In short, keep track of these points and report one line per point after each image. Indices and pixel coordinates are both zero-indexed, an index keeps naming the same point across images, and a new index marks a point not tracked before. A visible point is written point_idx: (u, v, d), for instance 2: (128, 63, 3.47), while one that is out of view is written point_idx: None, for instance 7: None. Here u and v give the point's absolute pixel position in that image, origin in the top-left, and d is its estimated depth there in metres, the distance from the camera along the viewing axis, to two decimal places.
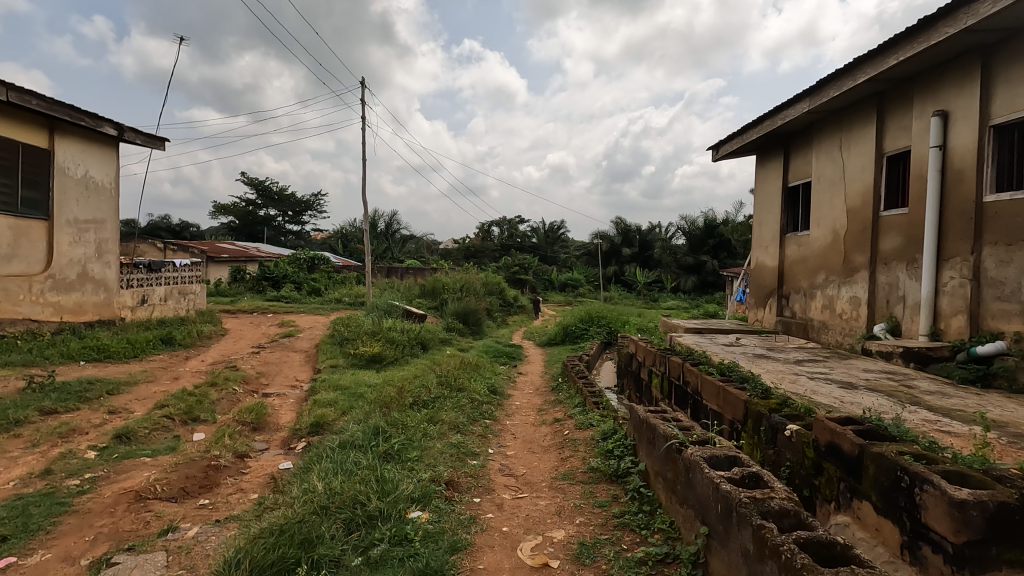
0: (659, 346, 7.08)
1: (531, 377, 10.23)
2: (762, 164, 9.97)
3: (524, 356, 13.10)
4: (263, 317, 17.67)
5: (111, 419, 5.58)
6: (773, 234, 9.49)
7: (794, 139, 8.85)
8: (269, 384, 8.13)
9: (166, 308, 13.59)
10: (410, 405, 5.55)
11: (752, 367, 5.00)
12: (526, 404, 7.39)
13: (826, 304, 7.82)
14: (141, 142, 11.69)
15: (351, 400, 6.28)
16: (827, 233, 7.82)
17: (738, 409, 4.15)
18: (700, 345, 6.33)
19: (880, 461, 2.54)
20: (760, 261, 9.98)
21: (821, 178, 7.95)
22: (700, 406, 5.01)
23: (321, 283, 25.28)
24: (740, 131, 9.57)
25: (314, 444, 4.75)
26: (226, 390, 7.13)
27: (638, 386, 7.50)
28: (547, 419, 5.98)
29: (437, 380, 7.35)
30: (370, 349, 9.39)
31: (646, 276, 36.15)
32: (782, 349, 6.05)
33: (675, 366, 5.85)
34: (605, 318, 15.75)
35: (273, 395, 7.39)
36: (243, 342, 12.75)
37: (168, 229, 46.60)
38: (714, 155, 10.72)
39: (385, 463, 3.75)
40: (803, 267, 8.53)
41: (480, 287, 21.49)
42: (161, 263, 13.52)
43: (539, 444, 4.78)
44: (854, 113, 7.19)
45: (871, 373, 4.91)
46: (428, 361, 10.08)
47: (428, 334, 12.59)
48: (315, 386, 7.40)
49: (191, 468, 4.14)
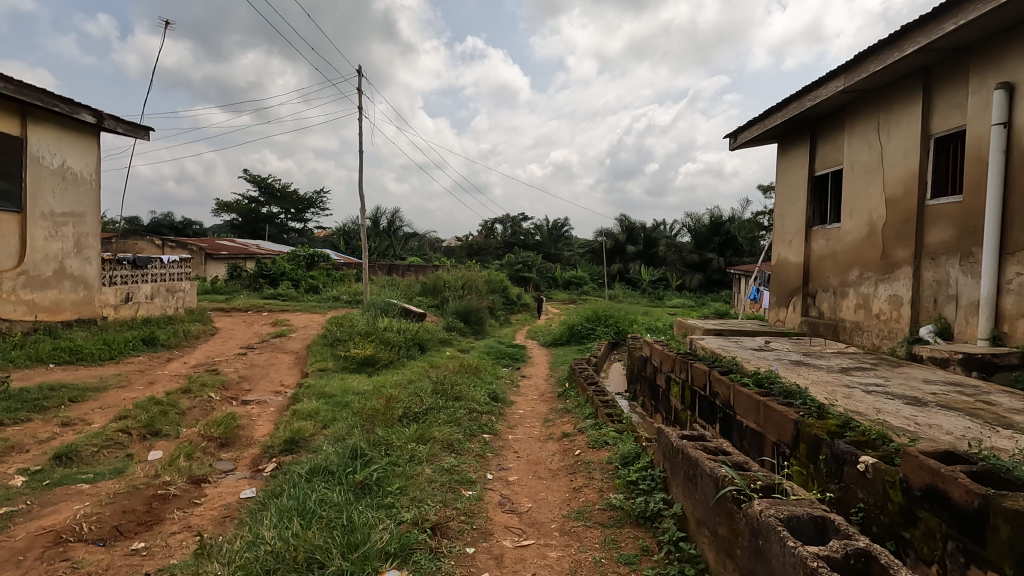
0: (678, 349, 6.39)
1: (536, 381, 9.56)
2: (784, 152, 9.27)
3: (528, 358, 12.42)
4: (258, 315, 17.05)
5: (61, 433, 4.92)
6: (797, 227, 8.79)
7: (823, 123, 8.14)
8: (251, 390, 7.48)
9: (153, 306, 12.97)
10: (398, 419, 4.90)
11: (794, 377, 4.31)
12: (530, 414, 6.71)
13: (861, 304, 7.11)
14: (123, 131, 11.06)
15: (334, 410, 5.62)
16: (861, 225, 7.12)
17: (786, 430, 3.46)
18: (726, 349, 5.63)
19: (1020, 522, 1.86)
20: (783, 257, 9.27)
21: (855, 164, 7.25)
22: (733, 422, 4.32)
23: (320, 280, 24.66)
24: (761, 117, 8.85)
25: (285, 467, 4.08)
26: (200, 398, 6.47)
27: (653, 394, 6.81)
28: (555, 433, 5.30)
29: (432, 387, 6.68)
30: (362, 351, 8.73)
31: (651, 274, 35.47)
32: (821, 354, 5.35)
33: (700, 374, 5.16)
34: (612, 317, 15.06)
35: (253, 402, 6.73)
36: (233, 342, 12.11)
37: (171, 226, 46.32)
38: (731, 143, 10.02)
39: (359, 498, 3.08)
40: (833, 263, 7.83)
41: (483, 285, 20.86)
42: (147, 259, 12.89)
43: (547, 467, 4.10)
44: (896, 91, 6.47)
45: (933, 383, 4.21)
46: (425, 364, 9.41)
47: (427, 334, 11.94)
48: (299, 393, 6.74)
49: (132, 499, 3.47)
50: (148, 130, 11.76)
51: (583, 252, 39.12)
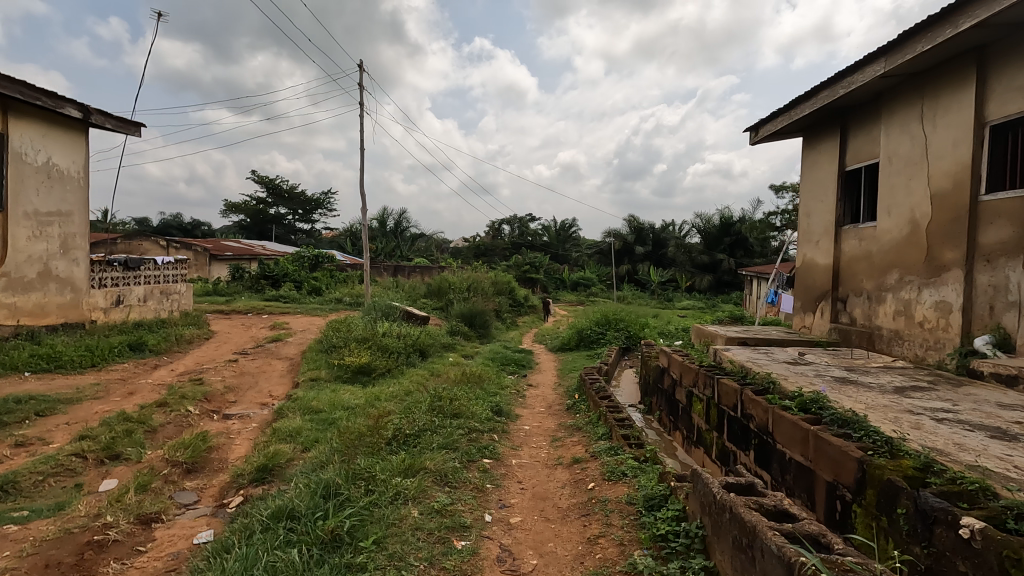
0: (700, 361, 5.78)
1: (543, 391, 8.97)
2: (810, 146, 8.65)
3: (535, 364, 11.83)
4: (257, 318, 16.56)
5: (10, 457, 4.39)
6: (825, 226, 8.16)
7: (854, 112, 7.51)
8: (236, 402, 6.94)
9: (146, 309, 12.50)
10: (386, 443, 4.33)
11: (844, 398, 3.70)
12: (536, 431, 6.11)
13: (901, 311, 6.47)
14: (112, 126, 10.62)
15: (319, 430, 5.06)
16: (901, 223, 6.49)
17: (847, 469, 2.86)
18: (756, 363, 5.02)
19: None
20: (809, 258, 8.62)
21: (894, 156, 6.62)
22: (774, 450, 3.72)
23: (323, 282, 24.20)
24: (786, 108, 8.22)
25: (251, 502, 3.53)
26: (176, 412, 5.93)
27: (673, 409, 6.20)
28: (564, 458, 4.71)
29: (429, 401, 6.11)
30: (357, 358, 8.18)
31: (660, 275, 34.76)
32: (866, 369, 4.73)
33: (729, 392, 4.55)
34: (622, 321, 14.42)
35: (235, 417, 6.19)
36: (226, 347, 11.60)
37: (179, 226, 46.20)
38: (751, 137, 9.38)
39: (325, 560, 2.51)
40: (867, 266, 7.19)
41: (489, 287, 20.30)
42: (140, 260, 12.42)
43: (556, 505, 3.52)
44: (945, 75, 5.84)
45: (1010, 408, 3.60)
46: (425, 373, 8.85)
47: (428, 339, 11.37)
48: (285, 407, 6.20)
49: (60, 548, 2.91)
50: (140, 126, 11.32)
51: (590, 253, 38.47)
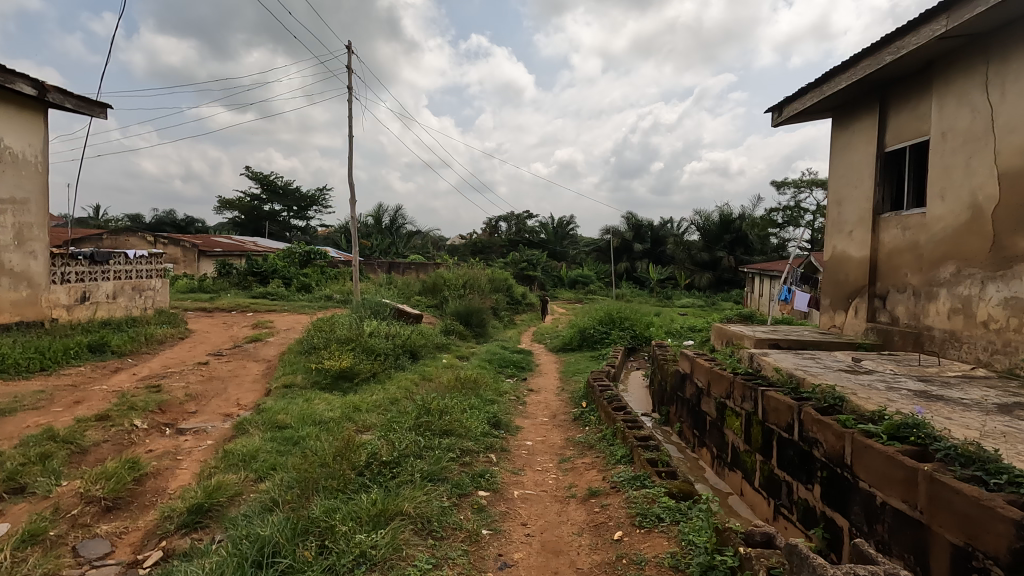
0: (733, 367, 4.94)
1: (545, 397, 8.13)
2: (841, 127, 7.82)
3: (535, 366, 10.98)
4: (241, 316, 15.69)
5: None
6: (859, 215, 7.34)
7: (898, 86, 6.69)
8: (196, 413, 6.06)
9: (116, 307, 11.61)
10: (356, 475, 3.46)
11: (948, 422, 2.84)
12: (538, 449, 5.25)
13: (958, 309, 5.64)
14: (72, 106, 9.89)
15: (279, 452, 4.19)
16: (958, 209, 5.66)
17: (993, 533, 2.04)
18: (807, 370, 4.18)
19: None
20: (839, 250, 7.78)
21: (949, 132, 5.79)
22: (854, 489, 2.88)
23: (314, 279, 23.29)
24: (818, 83, 7.38)
25: (168, 564, 2.66)
26: (117, 427, 5.04)
27: (699, 422, 5.36)
28: (577, 490, 3.85)
29: (416, 413, 5.25)
30: (338, 362, 7.31)
31: (659, 272, 34.00)
32: (944, 379, 3.90)
33: (782, 410, 3.69)
34: (626, 320, 13.57)
35: (189, 431, 5.31)
36: (201, 348, 10.71)
37: (171, 223, 45.34)
38: (773, 118, 8.55)
39: None
40: (913, 258, 6.35)
41: (486, 284, 19.44)
42: (108, 254, 11.50)
43: (572, 567, 2.67)
44: (1018, 34, 5.02)
45: None
46: (414, 378, 7.99)
47: (420, 339, 10.52)
48: (249, 419, 5.33)
49: None
50: (104, 109, 10.50)
51: (589, 251, 37.63)
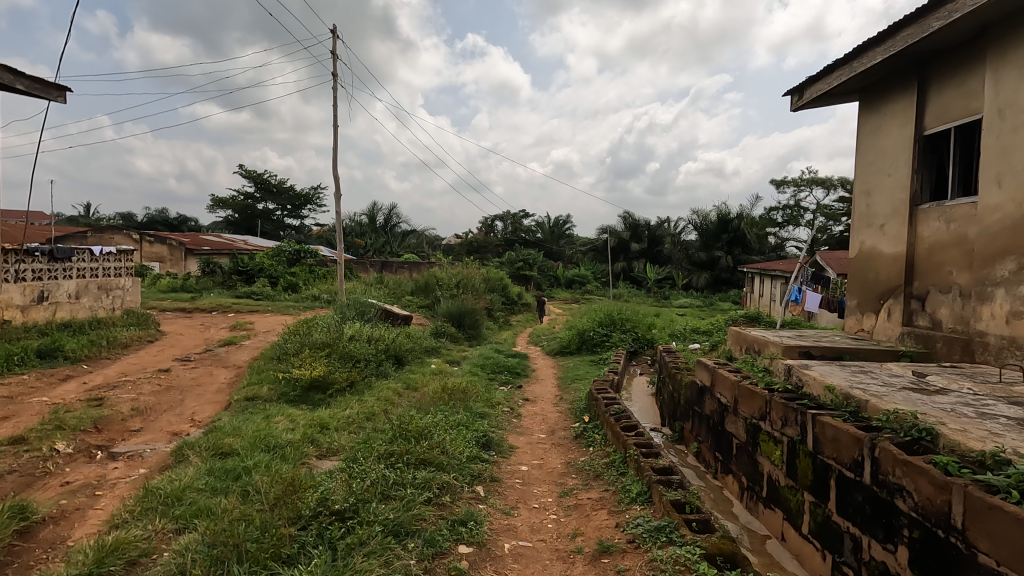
0: (766, 382, 4.17)
1: (542, 409, 7.33)
2: (871, 111, 7.08)
3: (531, 372, 10.20)
4: (221, 317, 14.86)
5: None
6: (892, 206, 6.59)
7: (942, 60, 5.95)
8: (139, 432, 5.24)
9: (79, 308, 10.77)
10: (296, 532, 2.67)
11: None
12: (535, 477, 4.46)
13: (1019, 313, 4.89)
14: (24, 87, 9.03)
15: (214, 490, 3.38)
16: (1018, 196, 4.92)
17: None
18: (865, 388, 3.40)
19: None
20: (868, 246, 7.02)
21: (1007, 108, 5.04)
22: (969, 565, 2.10)
23: (302, 278, 22.44)
24: (848, 58, 6.64)
25: None
26: (32, 454, 4.22)
27: (723, 445, 4.59)
28: (583, 543, 3.05)
29: (391, 438, 4.46)
30: (310, 371, 6.50)
31: (657, 272, 33.24)
32: None
33: (843, 442, 2.92)
34: (628, 321, 12.78)
35: (122, 456, 4.49)
36: (169, 352, 9.88)
37: (163, 221, 44.48)
38: (793, 102, 7.81)
39: None
40: (961, 254, 5.60)
41: (480, 283, 18.63)
42: (70, 250, 10.63)
43: None
44: None
45: None
46: (397, 388, 7.19)
47: (406, 343, 9.71)
48: (193, 442, 4.52)
49: None
50: (62, 92, 9.64)
51: (585, 250, 36.79)
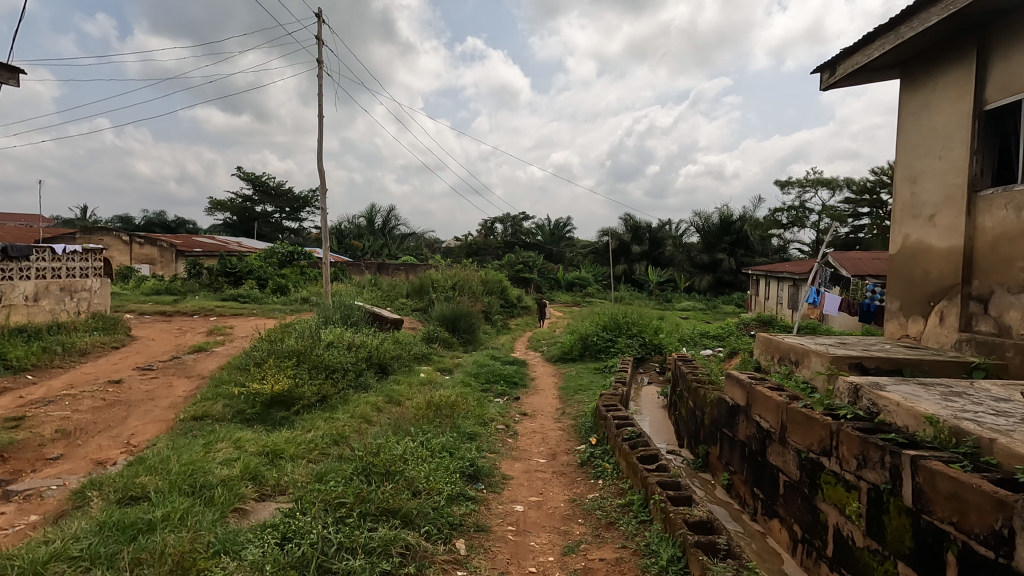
0: (823, 404, 3.29)
1: (542, 426, 6.44)
2: (915, 86, 6.24)
3: (529, 381, 9.31)
4: (202, 321, 13.98)
5: None
6: (944, 194, 5.73)
7: (1009, 20, 5.11)
8: (56, 462, 4.35)
9: (37, 311, 9.88)
10: None
11: None
12: (531, 522, 3.55)
13: None
14: None
15: (95, 560, 2.49)
16: None
17: None
18: (977, 419, 2.52)
19: None
20: (914, 240, 6.15)
21: None
22: None
23: (292, 280, 21.57)
24: (893, 24, 5.80)
25: None
26: None
27: (766, 482, 3.71)
28: None
29: (353, 479, 3.57)
30: (272, 384, 5.62)
31: (659, 275, 32.34)
32: None
33: (972, 502, 2.05)
34: (634, 326, 11.88)
35: (16, 496, 3.60)
36: (131, 359, 8.97)
37: (160, 222, 43.78)
38: (825, 79, 6.98)
39: None
40: None
41: (478, 285, 17.76)
42: (27, 248, 9.75)
43: None
44: None
45: None
46: (377, 402, 6.31)
47: (392, 350, 8.82)
48: (104, 477, 3.62)
49: None
50: (14, 75, 8.75)
51: (586, 253, 35.88)
